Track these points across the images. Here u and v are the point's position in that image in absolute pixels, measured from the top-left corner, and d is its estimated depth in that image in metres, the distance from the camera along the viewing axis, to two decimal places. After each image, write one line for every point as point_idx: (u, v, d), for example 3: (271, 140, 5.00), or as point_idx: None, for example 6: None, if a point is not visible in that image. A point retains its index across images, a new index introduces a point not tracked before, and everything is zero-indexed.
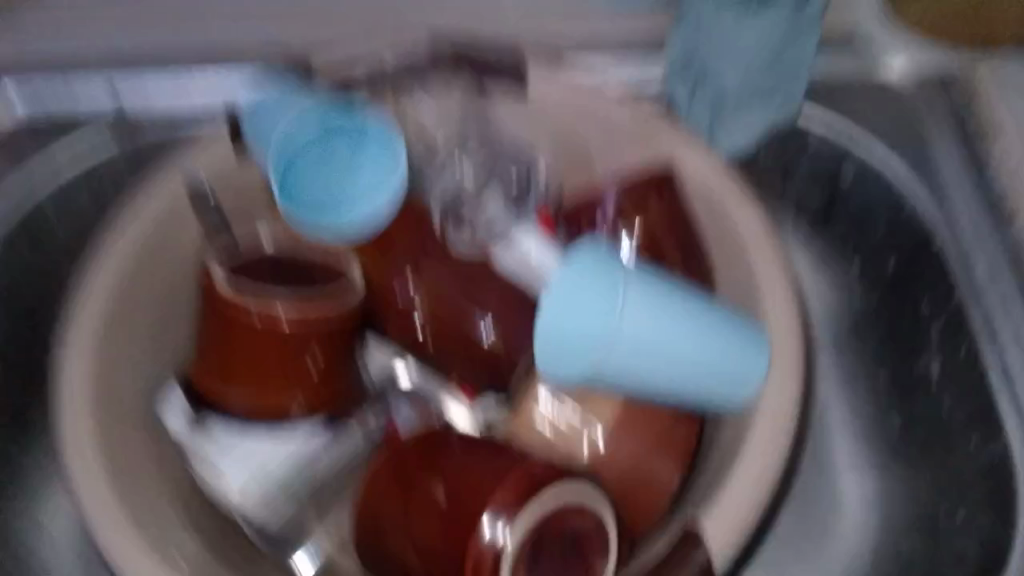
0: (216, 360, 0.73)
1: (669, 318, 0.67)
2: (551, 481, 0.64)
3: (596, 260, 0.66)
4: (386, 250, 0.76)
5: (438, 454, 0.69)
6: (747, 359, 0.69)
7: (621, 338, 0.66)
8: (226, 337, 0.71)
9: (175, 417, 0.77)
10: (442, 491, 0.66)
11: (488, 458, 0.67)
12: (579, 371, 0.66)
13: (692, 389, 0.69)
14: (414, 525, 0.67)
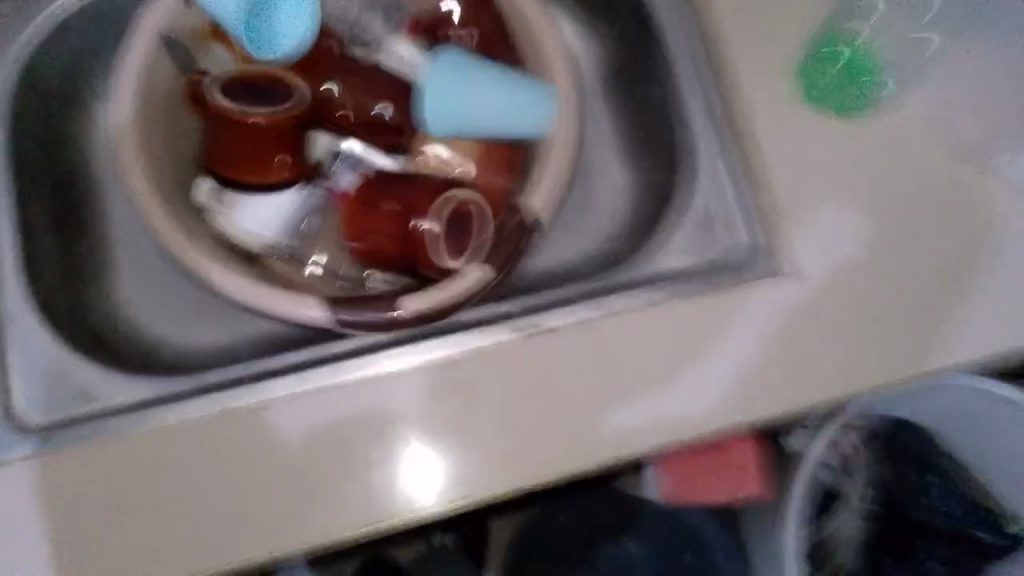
0: (235, 141, 0.72)
1: (500, 87, 0.75)
2: (463, 195, 0.71)
3: (456, 57, 0.75)
4: (311, 63, 0.78)
5: (378, 187, 0.73)
6: (540, 105, 0.76)
7: (474, 104, 0.74)
8: (232, 129, 0.72)
9: (207, 184, 0.76)
10: (395, 204, 0.70)
11: (415, 184, 0.72)
12: (450, 127, 0.75)
13: (515, 129, 0.76)
14: (383, 239, 0.71)
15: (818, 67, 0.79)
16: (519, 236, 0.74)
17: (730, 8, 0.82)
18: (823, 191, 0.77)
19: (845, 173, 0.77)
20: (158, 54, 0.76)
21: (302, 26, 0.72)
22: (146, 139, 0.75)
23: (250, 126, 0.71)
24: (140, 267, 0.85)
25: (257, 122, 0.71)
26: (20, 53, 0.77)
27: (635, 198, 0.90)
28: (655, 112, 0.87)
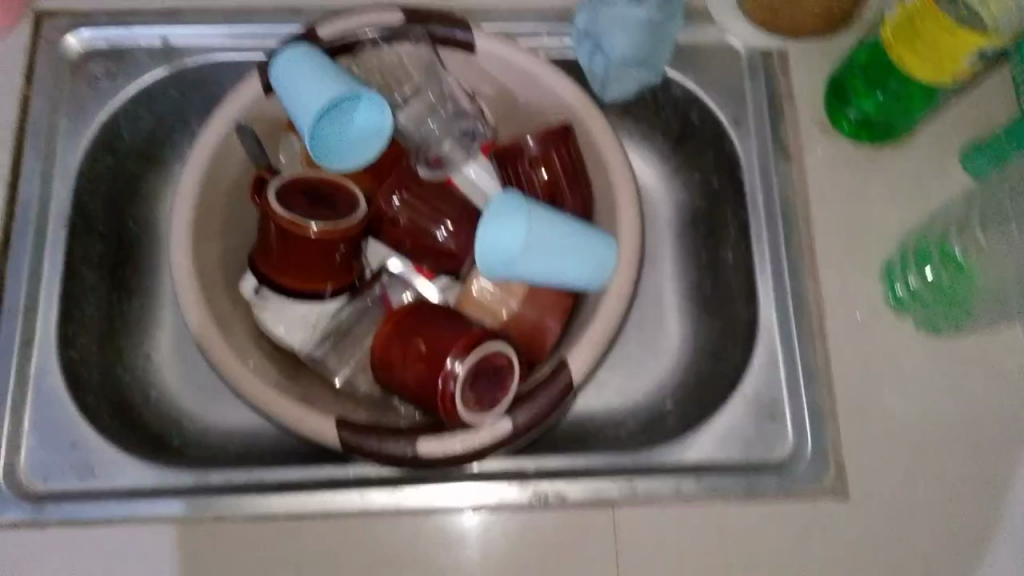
0: (281, 249, 0.70)
1: (558, 232, 0.71)
2: (493, 346, 0.65)
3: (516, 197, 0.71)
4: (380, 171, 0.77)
5: (409, 317, 0.68)
6: (598, 253, 0.72)
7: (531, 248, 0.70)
8: (279, 238, 0.69)
9: (251, 281, 0.75)
10: (422, 343, 0.65)
11: (448, 322, 0.66)
12: (504, 270, 0.71)
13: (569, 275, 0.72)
14: (403, 376, 0.66)
15: (902, 271, 0.74)
16: (555, 390, 0.69)
17: (820, 187, 0.77)
18: (889, 402, 0.70)
19: (915, 385, 0.71)
20: (231, 139, 0.75)
21: (371, 144, 0.72)
22: (202, 221, 0.73)
23: (298, 239, 0.69)
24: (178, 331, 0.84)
25: (305, 237, 0.69)
26: (106, 112, 0.79)
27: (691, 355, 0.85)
28: (727, 274, 0.82)
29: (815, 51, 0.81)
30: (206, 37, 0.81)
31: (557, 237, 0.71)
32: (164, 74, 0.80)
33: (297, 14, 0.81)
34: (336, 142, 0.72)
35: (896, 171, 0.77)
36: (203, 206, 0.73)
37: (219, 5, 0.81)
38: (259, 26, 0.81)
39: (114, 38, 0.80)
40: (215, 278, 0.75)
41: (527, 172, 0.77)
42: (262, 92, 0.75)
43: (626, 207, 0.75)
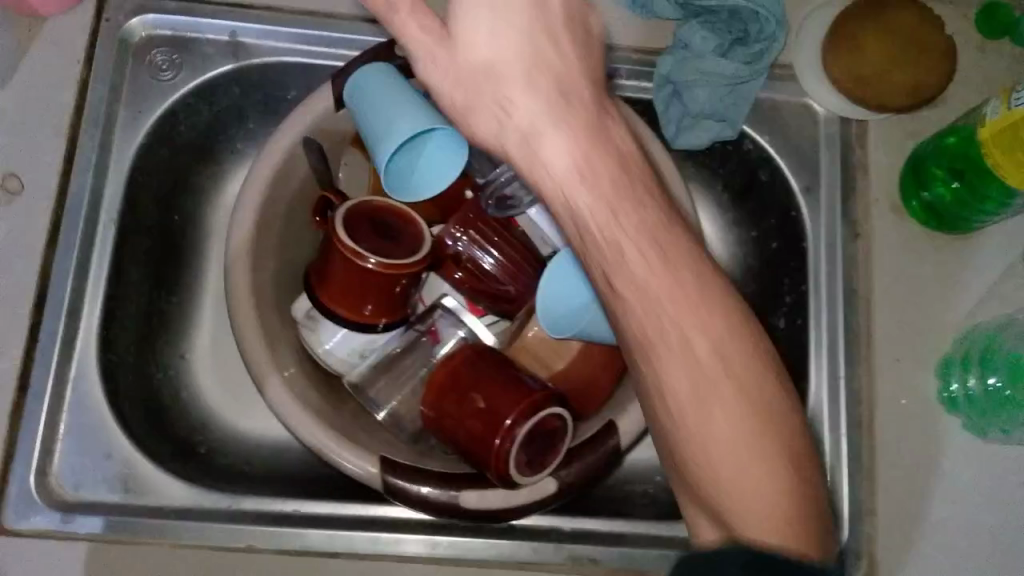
0: (339, 277, 0.69)
1: None
2: (550, 413, 0.65)
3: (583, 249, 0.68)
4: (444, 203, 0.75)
5: (468, 369, 0.67)
6: None
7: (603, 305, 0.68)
8: (338, 267, 0.68)
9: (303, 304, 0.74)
10: (479, 401, 0.65)
11: (507, 379, 0.66)
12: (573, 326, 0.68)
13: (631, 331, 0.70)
14: (455, 427, 0.66)
15: (961, 374, 0.71)
16: (599, 456, 0.68)
17: (886, 270, 0.75)
18: (933, 510, 0.70)
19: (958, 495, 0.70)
20: (296, 154, 0.72)
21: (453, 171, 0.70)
22: (259, 238, 0.72)
23: (357, 271, 0.67)
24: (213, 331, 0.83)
25: (365, 270, 0.67)
26: (165, 106, 0.76)
27: None
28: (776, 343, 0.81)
29: (902, 128, 0.78)
30: (275, 38, 0.77)
31: None
32: (229, 71, 0.77)
33: (373, 23, 0.78)
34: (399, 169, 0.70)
35: (967, 264, 0.75)
36: (261, 223, 0.71)
37: (292, 4, 0.78)
38: (332, 31, 0.78)
39: (179, 27, 0.77)
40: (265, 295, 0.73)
41: None
42: (333, 107, 0.73)
43: None
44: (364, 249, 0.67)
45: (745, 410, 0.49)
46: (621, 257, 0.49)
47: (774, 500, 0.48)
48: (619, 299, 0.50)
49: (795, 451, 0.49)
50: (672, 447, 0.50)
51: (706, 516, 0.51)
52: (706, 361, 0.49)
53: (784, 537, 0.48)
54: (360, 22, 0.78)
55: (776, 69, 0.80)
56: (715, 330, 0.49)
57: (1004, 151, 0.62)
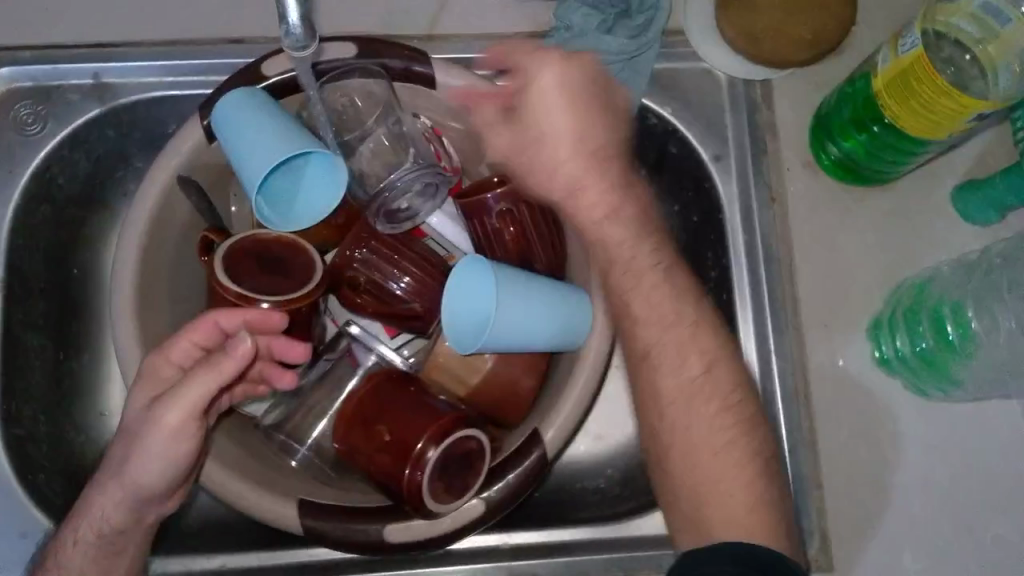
0: None
1: (523, 297, 0.66)
2: (461, 436, 0.62)
3: (475, 264, 0.66)
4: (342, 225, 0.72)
5: (375, 401, 0.64)
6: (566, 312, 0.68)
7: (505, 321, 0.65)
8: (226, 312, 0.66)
9: None
10: (387, 434, 0.62)
11: (414, 407, 0.63)
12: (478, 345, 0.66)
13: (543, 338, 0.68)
14: (368, 464, 0.63)
15: (906, 335, 0.67)
16: (529, 466, 0.66)
17: (806, 230, 0.71)
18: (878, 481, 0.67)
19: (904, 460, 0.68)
20: (172, 194, 0.69)
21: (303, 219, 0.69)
22: (147, 288, 0.69)
23: None
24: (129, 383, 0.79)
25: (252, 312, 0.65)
26: (35, 163, 0.73)
27: None
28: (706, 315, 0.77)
29: (808, 81, 0.74)
30: (140, 74, 0.73)
31: (524, 304, 0.66)
32: (97, 115, 0.74)
33: (239, 44, 0.74)
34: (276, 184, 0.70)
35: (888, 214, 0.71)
36: (146, 274, 0.69)
37: (152, 34, 0.73)
38: (198, 58, 0.73)
39: (36, 76, 0.72)
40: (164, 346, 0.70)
41: (495, 228, 0.70)
42: (203, 140, 0.69)
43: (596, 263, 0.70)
44: (249, 291, 0.65)
45: (721, 429, 0.64)
46: (656, 322, 0.66)
47: (752, 495, 0.62)
48: (639, 338, 0.67)
49: (768, 465, 0.64)
50: (665, 455, 0.65)
51: (684, 524, 0.64)
52: (679, 413, 0.65)
53: (749, 534, 0.61)
54: (225, 44, 0.74)
55: (669, 35, 0.75)
56: (710, 386, 0.65)
57: (900, 102, 0.58)
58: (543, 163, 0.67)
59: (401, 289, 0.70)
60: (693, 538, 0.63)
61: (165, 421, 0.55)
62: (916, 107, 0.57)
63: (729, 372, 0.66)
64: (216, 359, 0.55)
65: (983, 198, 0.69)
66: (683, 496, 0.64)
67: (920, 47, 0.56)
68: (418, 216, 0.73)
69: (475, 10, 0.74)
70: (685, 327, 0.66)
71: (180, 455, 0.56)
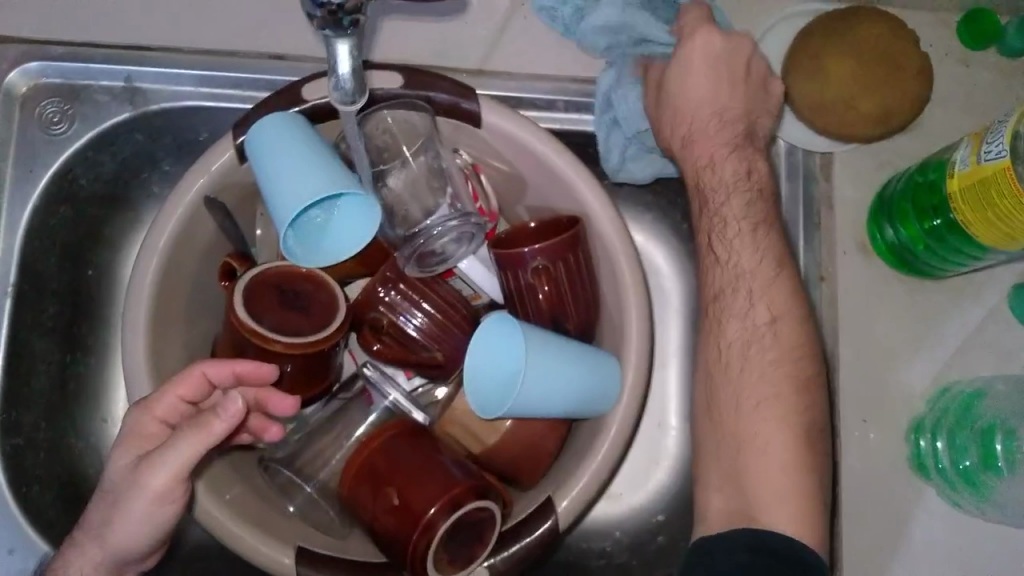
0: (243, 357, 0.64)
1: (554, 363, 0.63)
2: (472, 508, 0.59)
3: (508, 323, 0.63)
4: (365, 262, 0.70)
5: (386, 457, 0.62)
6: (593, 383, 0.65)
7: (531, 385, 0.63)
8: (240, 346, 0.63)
9: None
10: (394, 497, 0.60)
11: (427, 469, 0.60)
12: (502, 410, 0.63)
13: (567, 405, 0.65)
14: (371, 521, 0.61)
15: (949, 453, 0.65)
16: (539, 538, 0.63)
17: (854, 316, 0.68)
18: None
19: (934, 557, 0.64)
20: (197, 213, 0.66)
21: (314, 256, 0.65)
22: (162, 309, 0.66)
23: (259, 351, 0.62)
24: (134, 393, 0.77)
25: (268, 352, 0.62)
26: (59, 164, 0.70)
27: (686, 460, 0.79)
28: None
29: (872, 158, 0.70)
30: (175, 82, 0.70)
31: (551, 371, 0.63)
32: (127, 119, 0.71)
33: (282, 60, 0.70)
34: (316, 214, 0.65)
35: (940, 310, 0.68)
36: (163, 295, 0.66)
37: (191, 41, 0.70)
38: (237, 71, 0.70)
39: (66, 74, 0.69)
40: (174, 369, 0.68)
41: (528, 283, 0.67)
42: (234, 160, 0.66)
43: (630, 330, 0.67)
44: (266, 328, 0.62)
45: (777, 387, 0.59)
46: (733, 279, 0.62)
47: (799, 477, 0.57)
48: (718, 292, 0.62)
49: (814, 440, 0.59)
50: (718, 417, 0.61)
51: (722, 488, 0.59)
52: (742, 366, 0.60)
53: (791, 519, 0.56)
54: (266, 59, 0.70)
55: None
56: (774, 339, 0.60)
57: (972, 209, 0.55)
58: (682, 113, 0.65)
59: (423, 336, 0.67)
60: (728, 514, 0.57)
61: (153, 484, 0.55)
62: (993, 220, 0.54)
63: (795, 330, 0.61)
64: (207, 420, 0.54)
65: None
66: (732, 456, 0.59)
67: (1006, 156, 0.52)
68: (451, 260, 0.69)
69: (529, 49, 0.71)
70: (760, 278, 0.61)
71: (161, 515, 0.57)
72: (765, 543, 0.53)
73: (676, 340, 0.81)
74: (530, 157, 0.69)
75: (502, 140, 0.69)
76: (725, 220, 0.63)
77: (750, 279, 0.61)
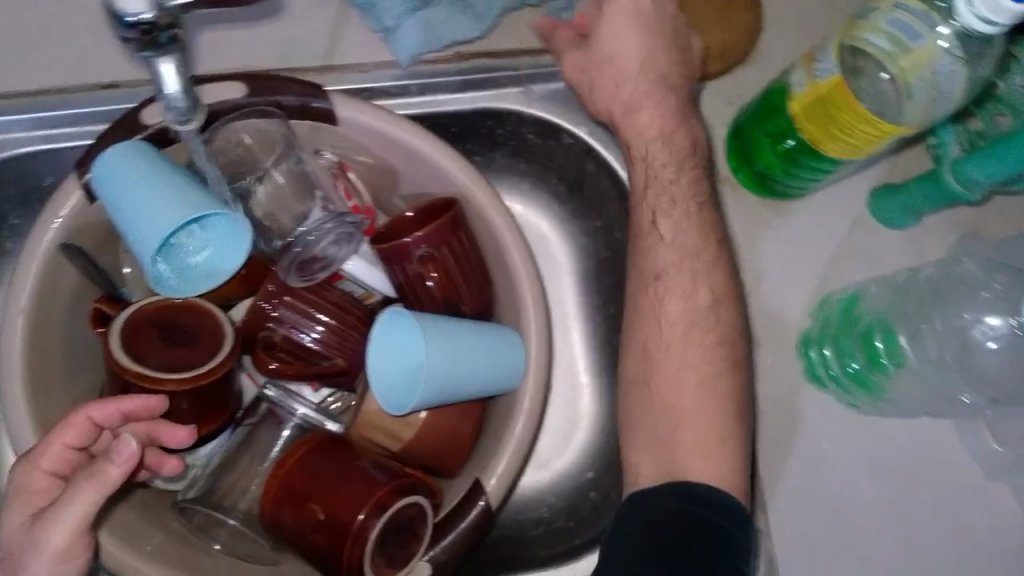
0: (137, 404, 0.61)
1: (450, 353, 0.64)
2: (400, 504, 0.59)
3: (402, 320, 0.64)
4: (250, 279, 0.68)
5: (303, 473, 0.60)
6: (499, 365, 0.66)
7: (434, 380, 0.63)
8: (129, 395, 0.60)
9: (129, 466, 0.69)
10: (321, 511, 0.59)
11: (348, 475, 0.60)
12: (410, 407, 0.63)
13: (477, 389, 0.66)
14: (302, 540, 0.59)
15: (838, 357, 0.68)
16: (470, 525, 0.64)
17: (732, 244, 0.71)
18: (822, 487, 0.67)
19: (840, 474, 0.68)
20: (55, 263, 0.63)
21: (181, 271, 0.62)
22: (38, 367, 0.62)
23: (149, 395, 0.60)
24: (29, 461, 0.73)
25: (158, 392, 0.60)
26: None
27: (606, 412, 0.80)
28: None
29: (723, 93, 0.72)
30: (5, 129, 0.66)
31: (452, 363, 0.64)
32: None
33: (115, 88, 0.67)
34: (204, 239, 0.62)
35: (811, 225, 0.71)
36: (36, 355, 0.62)
37: (10, 84, 0.66)
38: (76, 108, 0.67)
39: None
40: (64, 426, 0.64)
41: (416, 274, 0.66)
42: (85, 200, 0.63)
43: (524, 295, 0.67)
44: (152, 370, 0.60)
45: (703, 352, 0.63)
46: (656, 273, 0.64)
47: (715, 429, 0.60)
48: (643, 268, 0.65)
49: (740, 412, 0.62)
50: (642, 382, 0.63)
51: (645, 450, 0.61)
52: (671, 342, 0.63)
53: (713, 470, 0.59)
54: (99, 90, 0.67)
55: None
56: (700, 327, 0.63)
57: (817, 126, 0.58)
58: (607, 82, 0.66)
59: (320, 344, 0.66)
60: (659, 472, 0.60)
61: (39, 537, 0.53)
62: (837, 132, 0.57)
63: (733, 314, 0.64)
64: (102, 469, 0.54)
65: (900, 205, 0.70)
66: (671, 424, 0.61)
67: (838, 72, 0.55)
68: (340, 263, 0.68)
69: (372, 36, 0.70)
70: (683, 262, 0.64)
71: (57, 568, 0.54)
72: (696, 495, 0.56)
73: (576, 300, 0.82)
74: (395, 146, 0.68)
75: (362, 133, 0.67)
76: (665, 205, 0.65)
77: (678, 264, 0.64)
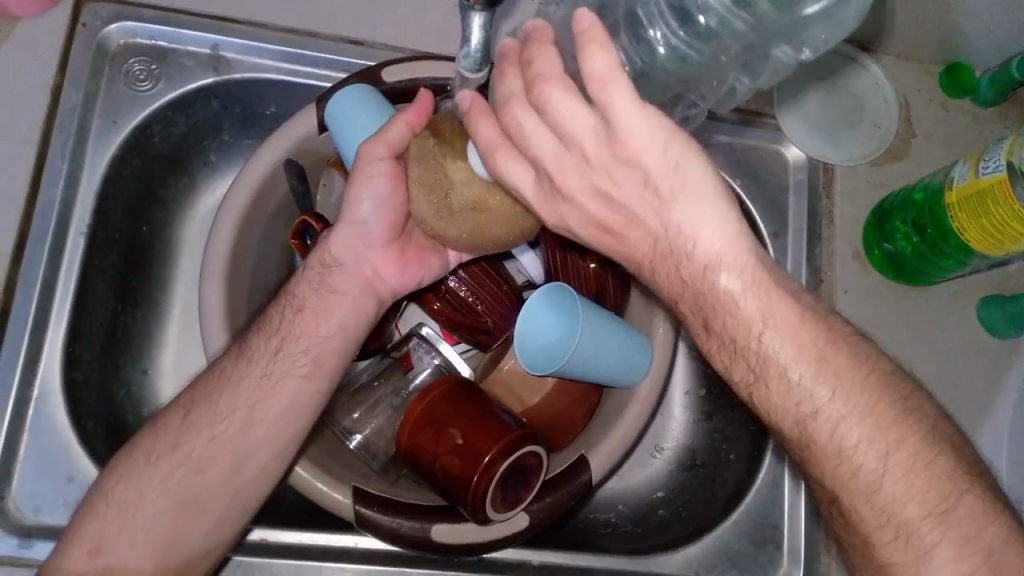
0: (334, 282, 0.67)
1: (594, 351, 0.69)
2: (522, 443, 0.64)
3: (573, 300, 0.69)
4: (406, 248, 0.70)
5: (440, 403, 0.67)
6: (614, 374, 0.72)
7: (570, 360, 0.69)
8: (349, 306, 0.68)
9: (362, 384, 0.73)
10: (459, 437, 0.65)
11: (478, 412, 0.66)
12: (537, 357, 0.69)
13: (589, 375, 0.71)
14: (437, 464, 0.65)
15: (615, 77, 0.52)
16: (573, 492, 0.69)
17: (847, 310, 0.79)
18: None
19: None
20: (276, 174, 0.71)
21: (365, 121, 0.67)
22: (240, 256, 0.71)
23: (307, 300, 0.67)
24: (184, 337, 0.79)
25: (338, 299, 0.67)
26: (141, 118, 0.74)
27: (693, 440, 0.84)
28: None
29: (868, 179, 0.82)
30: (256, 54, 0.76)
31: (592, 356, 0.70)
32: (209, 85, 0.75)
33: (359, 46, 0.77)
34: (364, 122, 0.67)
35: (916, 310, 0.79)
36: (237, 250, 0.70)
37: (274, 20, 0.76)
38: (321, 54, 0.76)
39: (157, 36, 0.74)
40: (239, 312, 0.72)
41: (577, 260, 0.74)
42: (315, 129, 0.71)
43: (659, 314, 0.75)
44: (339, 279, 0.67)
45: (790, 410, 0.51)
46: (725, 367, 0.53)
47: (979, 532, 0.49)
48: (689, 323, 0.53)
49: (890, 463, 0.50)
50: (749, 368, 0.52)
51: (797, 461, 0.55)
52: (850, 446, 0.51)
53: (784, 421, 0.52)
54: (344, 43, 0.77)
55: (751, 114, 0.82)
56: (769, 381, 0.51)
57: (969, 216, 0.67)
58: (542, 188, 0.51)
59: (468, 295, 0.73)
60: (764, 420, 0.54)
61: (254, 367, 0.66)
62: (987, 223, 0.66)
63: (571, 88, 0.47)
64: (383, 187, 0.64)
65: (1009, 315, 0.78)
66: (742, 376, 0.53)
67: (1003, 171, 0.64)
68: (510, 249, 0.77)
69: None
70: (727, 293, 0.50)
71: (254, 422, 0.65)
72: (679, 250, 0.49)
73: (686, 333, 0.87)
74: None
75: None
76: (558, 161, 0.48)
77: (627, 162, 0.47)
